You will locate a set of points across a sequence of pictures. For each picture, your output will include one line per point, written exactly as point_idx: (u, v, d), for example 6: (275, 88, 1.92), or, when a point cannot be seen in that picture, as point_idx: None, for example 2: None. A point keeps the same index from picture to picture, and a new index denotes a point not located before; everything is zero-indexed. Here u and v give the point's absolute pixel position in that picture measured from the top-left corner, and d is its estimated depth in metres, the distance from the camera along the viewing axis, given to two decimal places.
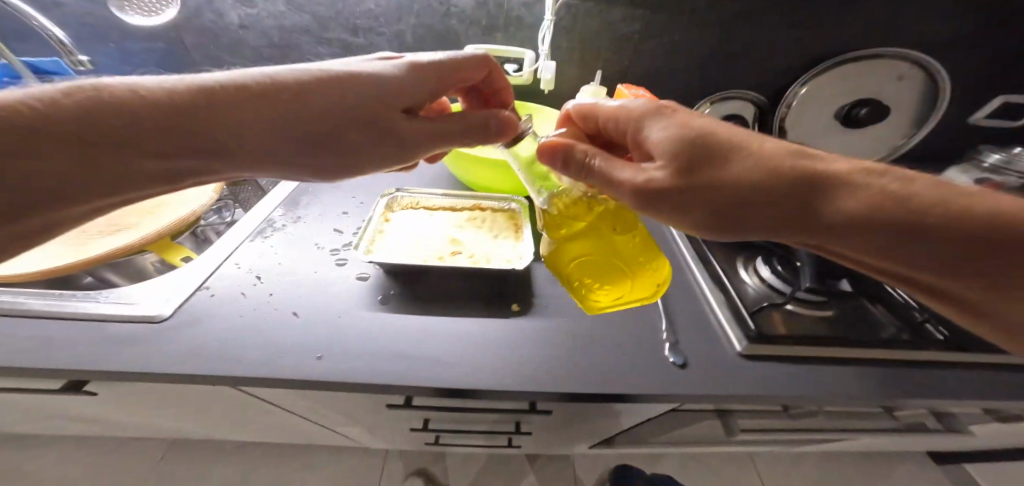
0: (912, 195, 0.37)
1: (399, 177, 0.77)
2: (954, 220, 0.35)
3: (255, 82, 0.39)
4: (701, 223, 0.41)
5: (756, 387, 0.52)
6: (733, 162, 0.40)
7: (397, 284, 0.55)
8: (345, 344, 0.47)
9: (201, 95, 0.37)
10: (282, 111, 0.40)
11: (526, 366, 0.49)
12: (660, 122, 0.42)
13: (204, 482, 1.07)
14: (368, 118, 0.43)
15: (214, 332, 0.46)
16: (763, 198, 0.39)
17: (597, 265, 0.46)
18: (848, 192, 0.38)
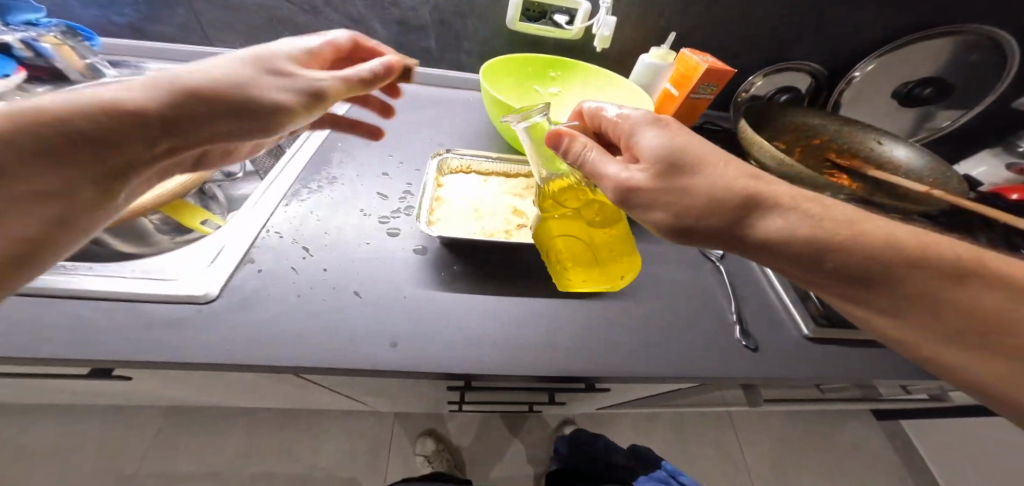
0: (854, 226, 0.38)
1: (434, 140, 0.70)
2: (900, 257, 0.37)
3: (199, 76, 0.37)
4: (657, 225, 0.42)
5: (808, 371, 0.55)
6: (716, 170, 0.41)
7: (460, 258, 0.56)
8: (414, 327, 0.48)
9: (150, 98, 0.35)
10: (225, 103, 0.37)
11: (590, 347, 0.51)
12: (649, 130, 0.44)
13: (212, 445, 1.05)
14: (313, 103, 0.42)
15: (280, 314, 0.46)
16: (719, 207, 0.40)
17: (575, 247, 0.50)
18: (792, 210, 0.39)
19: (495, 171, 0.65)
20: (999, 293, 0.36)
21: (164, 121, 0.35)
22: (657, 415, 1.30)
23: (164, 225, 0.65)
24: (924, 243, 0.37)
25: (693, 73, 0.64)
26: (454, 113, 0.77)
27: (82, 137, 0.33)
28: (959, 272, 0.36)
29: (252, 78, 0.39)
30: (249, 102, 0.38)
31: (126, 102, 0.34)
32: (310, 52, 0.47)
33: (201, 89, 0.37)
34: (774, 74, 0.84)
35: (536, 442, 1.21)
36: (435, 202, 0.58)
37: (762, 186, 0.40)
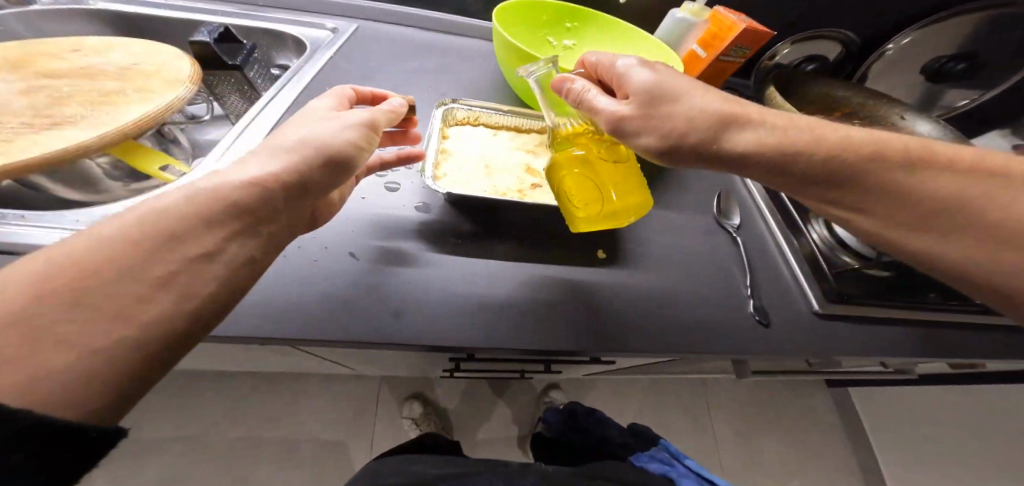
0: (820, 133, 0.40)
1: (434, 89, 0.63)
2: (885, 154, 0.39)
3: (291, 141, 0.35)
4: (647, 150, 0.42)
5: (818, 347, 0.54)
6: (701, 91, 0.42)
7: (466, 220, 0.51)
8: (419, 294, 0.44)
9: (259, 171, 0.31)
10: (331, 156, 0.36)
11: (603, 318, 0.48)
12: (632, 63, 0.43)
13: (188, 411, 1.00)
14: (372, 137, 0.41)
15: (272, 278, 0.41)
16: (702, 124, 0.40)
17: (580, 180, 0.46)
18: (761, 125, 0.40)
19: (505, 126, 0.60)
20: (965, 181, 0.38)
21: (295, 187, 0.33)
22: (641, 383, 1.31)
23: (116, 170, 0.56)
24: (883, 140, 0.40)
25: (726, 34, 0.58)
26: (455, 60, 0.69)
27: (247, 214, 0.29)
28: (917, 164, 0.39)
29: (322, 124, 0.38)
30: (344, 150, 0.37)
31: (220, 189, 0.29)
32: (339, 96, 0.44)
33: (310, 148, 0.35)
34: (804, 42, 0.76)
35: (523, 405, 1.22)
36: (440, 157, 0.53)
37: (737, 105, 0.41)
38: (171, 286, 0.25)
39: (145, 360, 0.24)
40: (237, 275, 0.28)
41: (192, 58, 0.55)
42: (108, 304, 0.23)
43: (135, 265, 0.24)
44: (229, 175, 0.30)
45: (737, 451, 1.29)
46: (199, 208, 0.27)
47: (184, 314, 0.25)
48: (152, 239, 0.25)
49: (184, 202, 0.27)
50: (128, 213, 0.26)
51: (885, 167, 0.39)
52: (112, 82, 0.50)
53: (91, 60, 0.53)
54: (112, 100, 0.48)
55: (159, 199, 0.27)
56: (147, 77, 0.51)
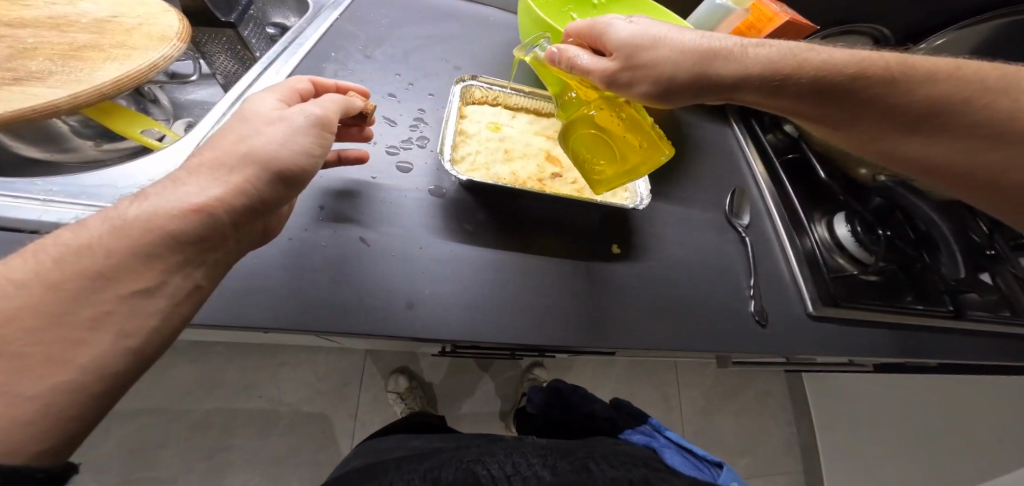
0: (811, 58, 0.40)
1: (446, 61, 0.59)
2: (873, 77, 0.40)
3: (229, 159, 0.31)
4: (648, 98, 0.41)
5: (809, 347, 0.56)
6: (686, 31, 0.40)
7: (481, 207, 0.49)
8: (424, 283, 0.43)
9: (193, 200, 0.28)
10: (276, 170, 0.32)
11: (611, 312, 0.48)
12: (610, 17, 0.42)
13: (163, 381, 0.96)
14: (325, 137, 0.37)
15: (272, 262, 0.39)
16: (694, 65, 0.39)
17: (597, 142, 0.46)
18: (755, 56, 0.40)
19: (524, 108, 0.57)
20: (927, 80, 0.40)
21: (239, 209, 0.31)
22: (624, 365, 1.34)
23: (86, 128, 0.49)
24: (864, 57, 0.40)
25: (763, 25, 0.58)
26: (472, 30, 0.64)
27: (189, 246, 0.28)
28: (897, 77, 0.40)
29: (262, 128, 0.34)
30: (293, 160, 0.34)
31: (152, 218, 0.27)
32: (287, 92, 0.40)
33: (245, 161, 0.31)
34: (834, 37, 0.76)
35: (507, 381, 1.24)
36: (461, 139, 0.51)
37: (718, 40, 0.40)
38: (107, 325, 0.24)
39: (87, 390, 0.24)
40: (178, 308, 0.28)
41: (181, 15, 0.49)
42: (39, 351, 0.23)
43: (57, 309, 0.24)
44: (160, 203, 0.27)
45: (707, 429, 1.35)
46: (127, 241, 0.26)
47: (119, 355, 0.25)
48: (74, 281, 0.24)
49: (107, 236, 0.26)
50: (42, 250, 0.25)
51: (867, 84, 0.40)
52: (85, 35, 0.44)
53: (61, 8, 0.46)
54: (87, 55, 0.43)
55: (77, 233, 0.26)
56: (127, 31, 0.46)
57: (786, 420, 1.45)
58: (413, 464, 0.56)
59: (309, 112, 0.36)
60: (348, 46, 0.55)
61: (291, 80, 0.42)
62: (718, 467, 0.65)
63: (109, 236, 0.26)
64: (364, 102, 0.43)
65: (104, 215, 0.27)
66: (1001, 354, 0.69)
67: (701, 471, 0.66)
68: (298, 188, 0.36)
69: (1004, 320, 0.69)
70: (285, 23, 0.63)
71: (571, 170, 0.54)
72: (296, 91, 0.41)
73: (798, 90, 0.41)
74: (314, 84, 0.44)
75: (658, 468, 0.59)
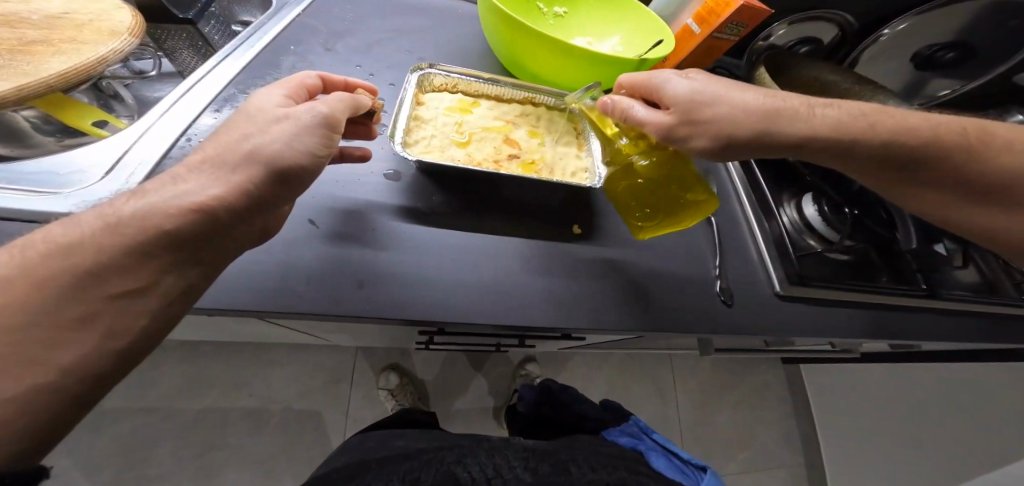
0: (870, 124, 0.41)
1: (409, 52, 0.60)
2: (930, 144, 0.41)
3: (234, 159, 0.32)
4: (703, 153, 0.42)
5: (781, 327, 0.57)
6: (749, 94, 0.41)
7: (438, 189, 0.50)
8: (388, 264, 0.43)
9: (191, 200, 0.29)
10: (281, 171, 0.32)
11: (583, 298, 0.48)
12: (664, 73, 0.43)
13: (154, 382, 0.97)
14: (333, 137, 0.36)
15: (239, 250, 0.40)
16: (753, 126, 0.40)
17: (644, 190, 0.47)
18: (814, 119, 0.41)
19: (486, 94, 0.58)
20: (980, 149, 0.41)
21: (239, 207, 0.31)
22: (615, 358, 1.34)
23: (46, 124, 0.51)
24: (923, 128, 0.42)
25: (723, 9, 0.57)
26: (436, 22, 0.65)
27: (181, 242, 0.29)
28: (955, 147, 0.41)
29: (268, 128, 0.34)
30: (297, 162, 0.33)
31: (148, 218, 0.28)
32: (295, 87, 0.40)
33: (249, 161, 0.32)
34: (802, 24, 0.77)
35: (499, 377, 1.24)
36: (416, 123, 0.52)
37: (776, 100, 0.42)
38: (92, 323, 0.26)
39: (59, 386, 0.25)
40: (168, 311, 0.30)
41: (129, 8, 0.50)
42: (19, 351, 0.24)
43: (42, 306, 0.25)
44: (159, 199, 0.29)
45: (701, 421, 1.36)
46: (120, 240, 0.27)
47: (101, 355, 0.27)
48: (60, 280, 0.26)
49: (100, 233, 0.27)
50: (32, 248, 0.26)
51: (918, 145, 0.41)
52: (34, 31, 0.45)
53: (11, 5, 0.46)
54: (36, 49, 0.43)
55: (70, 230, 0.27)
56: (78, 27, 0.46)
57: (780, 409, 1.46)
58: (396, 464, 0.56)
59: (316, 111, 0.35)
60: (309, 38, 0.56)
61: (301, 75, 0.43)
62: (702, 471, 0.66)
63: (104, 234, 0.27)
64: (372, 101, 0.44)
65: (99, 213, 0.28)
66: (977, 332, 0.70)
67: (686, 474, 0.66)
68: (305, 182, 0.35)
69: (989, 301, 0.69)
70: (252, 21, 0.63)
71: (529, 152, 0.54)
72: (304, 86, 0.41)
73: (860, 152, 0.42)
74: (319, 79, 0.44)
75: (640, 472, 0.59)
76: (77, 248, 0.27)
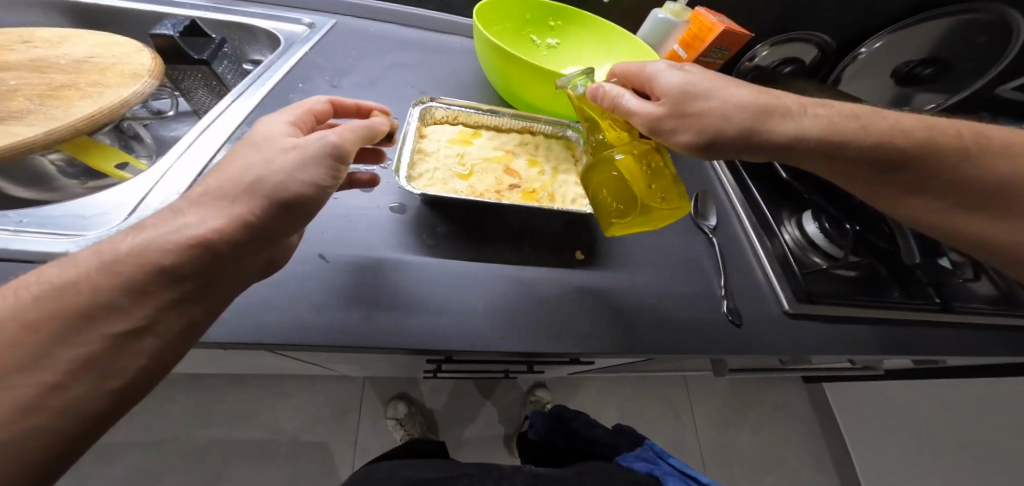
0: (861, 124, 0.42)
1: (411, 87, 0.63)
2: (922, 145, 0.42)
3: (241, 191, 0.31)
4: (687, 148, 0.42)
5: (793, 346, 0.55)
6: (741, 90, 0.42)
7: (442, 219, 0.51)
8: (395, 294, 0.44)
9: (195, 235, 0.28)
10: (285, 202, 0.32)
11: (587, 321, 0.48)
12: (657, 64, 0.43)
13: (165, 414, 0.98)
14: (342, 168, 0.35)
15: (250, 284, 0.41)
16: (742, 121, 0.40)
17: (617, 185, 0.45)
18: (804, 117, 0.42)
19: (486, 125, 0.60)
20: (974, 153, 0.42)
21: (241, 238, 0.30)
22: (627, 381, 1.32)
23: (72, 167, 0.53)
24: (916, 131, 0.42)
25: (705, 34, 0.60)
26: (433, 59, 0.69)
27: (180, 277, 0.28)
28: (947, 149, 0.42)
29: (275, 156, 0.33)
30: (302, 194, 0.33)
31: (149, 254, 0.27)
32: (301, 114, 0.40)
33: (256, 192, 0.31)
34: (782, 44, 0.80)
35: (509, 404, 1.22)
36: (419, 156, 0.53)
37: (767, 97, 0.42)
38: (88, 367, 0.25)
39: (46, 437, 0.24)
40: (173, 351, 0.29)
41: (151, 53, 0.53)
42: (9, 395, 0.23)
43: (36, 350, 0.24)
44: (159, 233, 0.28)
45: (720, 446, 1.31)
46: (119, 276, 0.26)
47: (99, 397, 0.25)
48: (55, 322, 0.25)
49: (96, 270, 0.26)
50: (24, 288, 0.25)
51: (910, 147, 0.42)
52: (63, 75, 0.49)
53: (41, 51, 0.51)
54: (64, 94, 0.47)
55: (67, 269, 0.26)
56: (101, 70, 0.50)
57: (803, 434, 1.39)
58: None
59: (326, 141, 0.34)
60: (316, 75, 0.59)
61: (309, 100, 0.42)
62: None
63: (101, 272, 0.26)
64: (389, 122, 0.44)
65: (95, 249, 0.27)
66: (1001, 348, 0.67)
67: None
68: (304, 217, 0.34)
69: (1006, 314, 0.68)
70: (262, 59, 0.71)
71: (529, 180, 0.55)
72: (309, 111, 0.41)
73: (850, 153, 0.42)
74: (330, 104, 0.44)
75: None
76: (73, 286, 0.26)
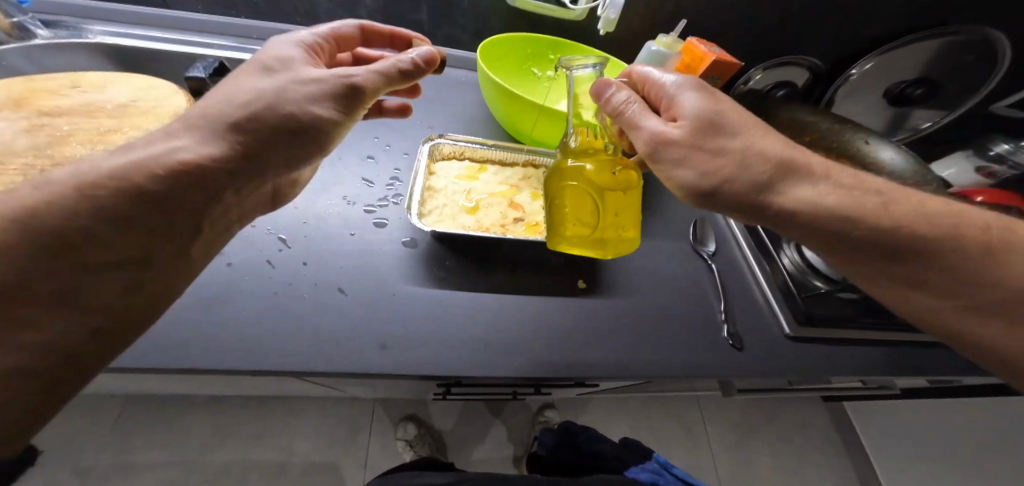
0: (882, 201, 0.39)
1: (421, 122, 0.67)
2: (939, 237, 0.38)
3: (255, 108, 0.36)
4: (682, 187, 0.41)
5: (796, 370, 0.56)
6: (765, 137, 0.40)
7: (451, 252, 0.54)
8: (408, 324, 0.47)
9: (181, 166, 0.32)
10: (295, 125, 0.37)
11: (590, 347, 0.50)
12: (687, 85, 0.42)
13: (181, 435, 1.00)
14: (353, 105, 0.40)
15: (274, 314, 0.44)
16: (755, 171, 0.38)
17: (580, 197, 0.47)
18: (824, 182, 0.39)
19: (492, 159, 0.63)
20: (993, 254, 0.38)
21: (239, 157, 0.35)
22: (636, 401, 1.31)
23: None
24: (935, 221, 0.39)
25: (698, 63, 0.63)
26: (440, 95, 0.74)
27: (159, 205, 0.31)
28: (968, 245, 0.38)
29: (296, 82, 0.38)
30: (315, 120, 0.38)
31: (129, 186, 0.30)
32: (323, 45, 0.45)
33: (274, 114, 0.36)
34: (773, 68, 0.84)
35: (517, 425, 1.22)
36: (428, 192, 0.57)
37: (792, 151, 0.40)
38: (88, 276, 0.29)
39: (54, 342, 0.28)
40: (151, 289, 0.32)
41: (186, 97, 0.58)
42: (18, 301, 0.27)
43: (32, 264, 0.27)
44: (144, 157, 0.31)
45: (733, 469, 1.28)
46: (102, 205, 0.29)
47: (100, 307, 0.30)
48: (44, 240, 0.28)
49: (78, 198, 0.29)
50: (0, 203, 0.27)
51: (926, 236, 0.38)
52: (109, 119, 0.54)
53: (89, 96, 0.57)
54: (111, 138, 0.52)
55: (43, 191, 0.29)
56: (143, 113, 0.55)
57: (820, 457, 1.36)
58: None
59: (349, 79, 0.39)
60: None
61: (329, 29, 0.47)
62: None
63: (80, 203, 0.29)
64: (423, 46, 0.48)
65: (67, 177, 0.29)
66: None
67: None
68: (319, 142, 0.39)
69: None
70: None
71: (532, 213, 0.58)
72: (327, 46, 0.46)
73: (860, 233, 0.38)
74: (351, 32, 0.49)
75: None
76: (55, 216, 0.28)
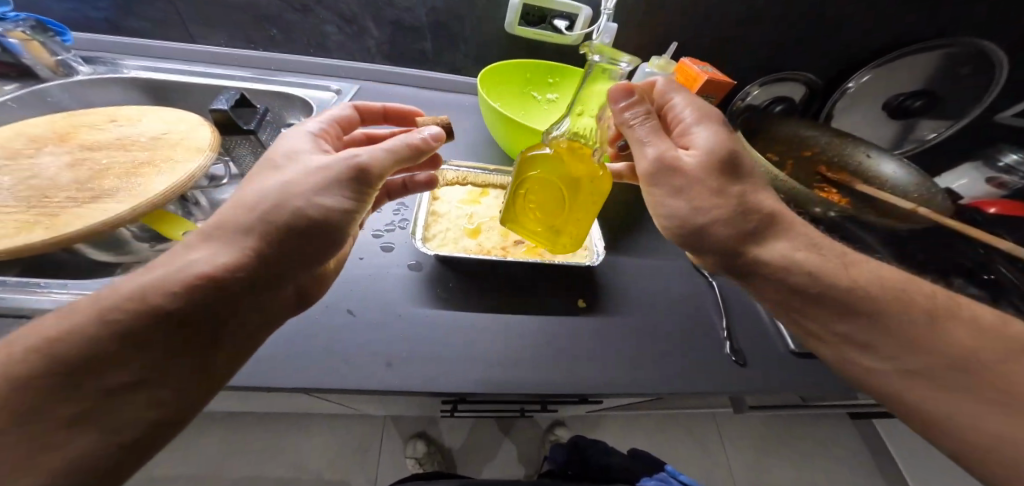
0: (853, 266, 0.41)
1: None
2: (912, 308, 0.39)
3: (265, 212, 0.38)
4: (669, 221, 0.43)
5: (804, 384, 0.56)
6: (761, 192, 0.42)
7: (454, 275, 0.56)
8: (413, 344, 0.48)
9: (195, 283, 0.34)
10: (304, 225, 0.38)
11: (593, 363, 0.51)
12: (710, 124, 0.43)
13: (197, 453, 1.02)
14: (362, 192, 0.41)
15: (286, 334, 0.47)
16: (748, 219, 0.41)
17: (545, 188, 0.48)
18: (802, 240, 0.42)
19: (494, 183, 0.66)
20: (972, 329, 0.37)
21: (252, 267, 0.36)
22: (647, 419, 1.29)
23: (144, 232, 0.62)
24: (911, 292, 0.40)
25: (693, 84, 0.65)
26: None
27: (178, 318, 0.33)
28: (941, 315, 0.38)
29: (303, 178, 0.39)
30: (322, 216, 0.39)
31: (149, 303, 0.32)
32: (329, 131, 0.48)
33: (280, 216, 0.38)
34: (770, 84, 0.86)
35: (527, 443, 1.21)
36: (432, 217, 0.60)
37: (779, 209, 0.42)
38: (106, 396, 0.30)
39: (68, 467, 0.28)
40: (177, 402, 0.33)
41: (213, 130, 0.63)
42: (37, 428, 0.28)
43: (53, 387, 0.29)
44: (166, 274, 0.34)
45: None
46: (121, 323, 0.32)
47: (117, 427, 0.30)
48: (72, 363, 0.30)
49: (100, 317, 0.31)
50: (34, 334, 0.30)
51: (890, 303, 0.39)
52: (143, 152, 0.59)
53: (125, 130, 0.61)
54: (144, 170, 0.56)
55: (70, 318, 0.31)
56: (173, 145, 0.59)
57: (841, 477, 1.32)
58: None
59: (354, 167, 0.40)
60: None
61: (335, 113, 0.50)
62: None
63: (101, 324, 0.31)
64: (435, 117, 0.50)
65: (95, 300, 0.32)
66: None
67: None
68: (332, 237, 0.40)
69: None
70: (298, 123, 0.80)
71: None
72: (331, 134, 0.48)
73: (827, 291, 0.40)
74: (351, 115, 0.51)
75: None
76: (80, 337, 0.31)
